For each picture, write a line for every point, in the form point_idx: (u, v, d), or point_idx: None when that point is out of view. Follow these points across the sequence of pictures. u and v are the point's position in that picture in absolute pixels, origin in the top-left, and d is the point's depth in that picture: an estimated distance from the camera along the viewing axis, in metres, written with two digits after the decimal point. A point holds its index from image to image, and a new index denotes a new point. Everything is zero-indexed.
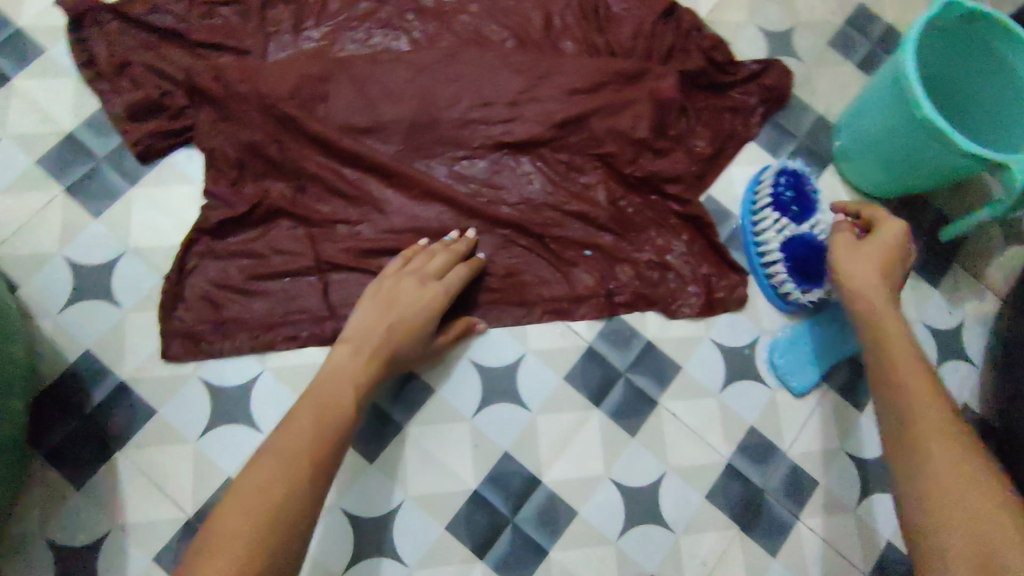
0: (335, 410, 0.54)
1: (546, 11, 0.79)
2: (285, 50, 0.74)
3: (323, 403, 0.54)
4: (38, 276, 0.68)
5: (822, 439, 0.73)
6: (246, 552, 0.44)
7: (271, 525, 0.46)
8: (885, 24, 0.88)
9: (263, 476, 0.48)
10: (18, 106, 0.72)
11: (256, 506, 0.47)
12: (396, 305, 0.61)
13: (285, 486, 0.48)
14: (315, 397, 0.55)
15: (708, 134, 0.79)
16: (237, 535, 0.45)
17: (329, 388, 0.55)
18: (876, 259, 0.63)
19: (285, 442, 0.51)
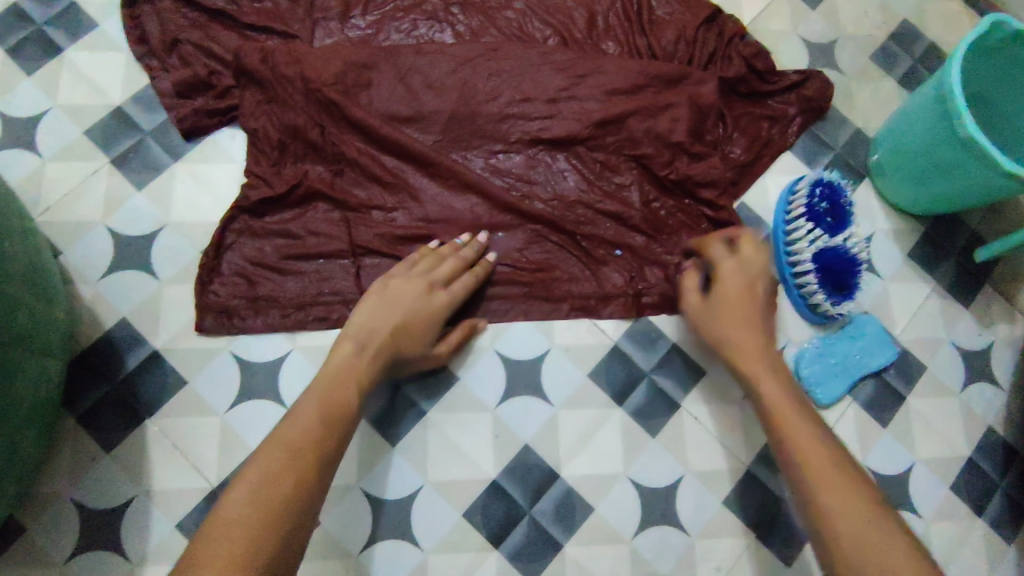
0: (339, 407, 0.54)
1: (590, 11, 0.79)
2: (332, 36, 0.75)
3: (330, 400, 0.54)
4: (80, 243, 0.70)
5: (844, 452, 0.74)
6: (248, 544, 0.43)
7: (281, 513, 0.46)
8: (928, 42, 0.88)
9: (271, 466, 0.48)
10: (70, 77, 0.74)
11: (263, 494, 0.46)
12: (398, 307, 0.62)
13: (292, 482, 0.47)
14: (323, 394, 0.54)
15: (745, 142, 0.79)
16: (247, 521, 0.44)
17: (330, 382, 0.56)
18: (734, 312, 0.64)
19: (293, 434, 0.50)
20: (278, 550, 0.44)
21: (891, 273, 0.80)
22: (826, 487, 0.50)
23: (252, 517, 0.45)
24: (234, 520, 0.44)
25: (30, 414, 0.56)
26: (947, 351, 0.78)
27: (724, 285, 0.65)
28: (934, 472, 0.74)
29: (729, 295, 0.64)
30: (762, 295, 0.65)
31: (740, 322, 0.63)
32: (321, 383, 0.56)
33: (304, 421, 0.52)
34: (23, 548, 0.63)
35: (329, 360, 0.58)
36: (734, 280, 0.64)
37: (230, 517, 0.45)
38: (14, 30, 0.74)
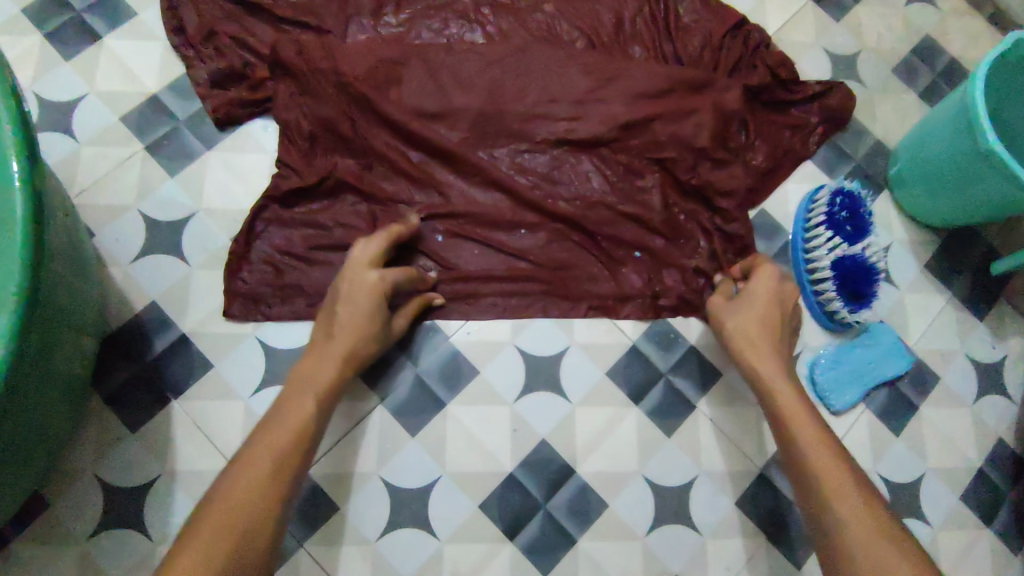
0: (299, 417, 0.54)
1: (618, 15, 0.81)
2: (364, 33, 0.76)
3: (287, 431, 0.53)
4: (113, 226, 0.71)
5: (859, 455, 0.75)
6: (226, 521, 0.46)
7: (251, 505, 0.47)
8: (949, 57, 0.89)
9: (229, 512, 0.46)
10: (106, 64, 0.76)
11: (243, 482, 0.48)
12: (352, 318, 0.61)
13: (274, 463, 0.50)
14: (279, 426, 0.53)
15: (766, 149, 0.80)
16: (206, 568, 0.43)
17: (289, 395, 0.56)
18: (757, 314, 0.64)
19: (271, 437, 0.52)
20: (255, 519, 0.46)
21: (907, 284, 0.81)
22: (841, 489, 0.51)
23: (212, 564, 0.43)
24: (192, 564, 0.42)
25: (65, 390, 0.57)
26: (960, 362, 0.79)
27: (755, 288, 0.65)
28: (945, 481, 0.75)
29: (757, 296, 0.65)
30: (787, 304, 0.65)
31: (757, 324, 0.63)
32: (277, 403, 0.56)
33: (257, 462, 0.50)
34: (47, 522, 0.64)
35: (293, 376, 0.58)
36: (763, 284, 0.65)
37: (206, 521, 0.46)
38: (55, 16, 0.76)
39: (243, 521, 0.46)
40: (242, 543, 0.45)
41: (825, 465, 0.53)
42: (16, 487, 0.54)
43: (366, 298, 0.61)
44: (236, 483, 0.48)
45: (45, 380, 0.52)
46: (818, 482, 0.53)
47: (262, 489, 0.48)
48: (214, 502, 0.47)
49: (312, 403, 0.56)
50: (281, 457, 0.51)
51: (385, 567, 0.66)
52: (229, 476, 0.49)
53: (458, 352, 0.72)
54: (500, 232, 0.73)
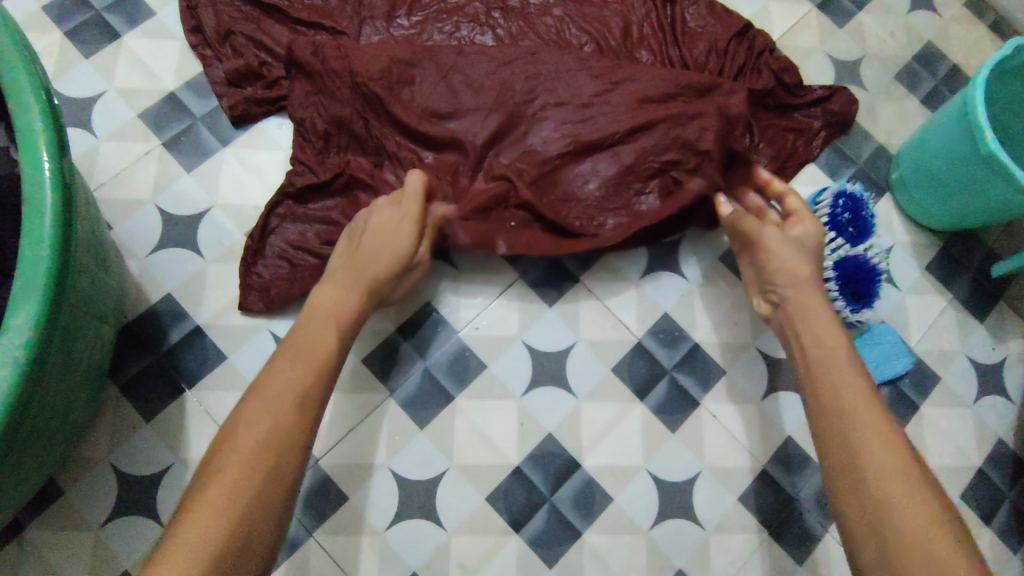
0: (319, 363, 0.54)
1: (625, 20, 0.82)
2: (378, 34, 0.78)
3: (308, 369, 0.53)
4: (130, 220, 0.73)
5: None
6: (235, 487, 0.45)
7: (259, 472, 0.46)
8: (950, 64, 0.91)
9: (247, 452, 0.47)
10: (125, 62, 0.77)
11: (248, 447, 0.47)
12: (383, 246, 0.62)
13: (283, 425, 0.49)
14: (280, 380, 0.51)
15: (770, 152, 0.81)
16: (224, 513, 0.43)
17: (310, 327, 0.57)
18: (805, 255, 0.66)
19: (271, 395, 0.50)
20: (261, 486, 0.46)
21: (909, 285, 0.82)
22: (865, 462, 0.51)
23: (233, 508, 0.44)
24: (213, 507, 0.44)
25: (84, 376, 0.58)
26: (961, 363, 0.80)
27: (800, 232, 0.67)
28: (945, 479, 0.76)
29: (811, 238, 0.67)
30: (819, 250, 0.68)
31: (802, 265, 0.65)
32: (297, 337, 0.56)
33: (276, 398, 0.50)
34: (62, 508, 0.65)
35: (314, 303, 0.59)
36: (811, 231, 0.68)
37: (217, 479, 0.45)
38: (75, 15, 0.78)
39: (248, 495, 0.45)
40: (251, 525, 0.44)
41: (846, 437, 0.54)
42: (36, 469, 0.55)
43: (399, 225, 0.63)
44: (250, 423, 0.48)
45: (68, 366, 0.53)
46: (831, 463, 0.53)
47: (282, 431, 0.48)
48: (228, 448, 0.47)
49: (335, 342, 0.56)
50: (297, 399, 0.50)
51: (393, 557, 0.67)
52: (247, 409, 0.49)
53: (467, 346, 0.73)
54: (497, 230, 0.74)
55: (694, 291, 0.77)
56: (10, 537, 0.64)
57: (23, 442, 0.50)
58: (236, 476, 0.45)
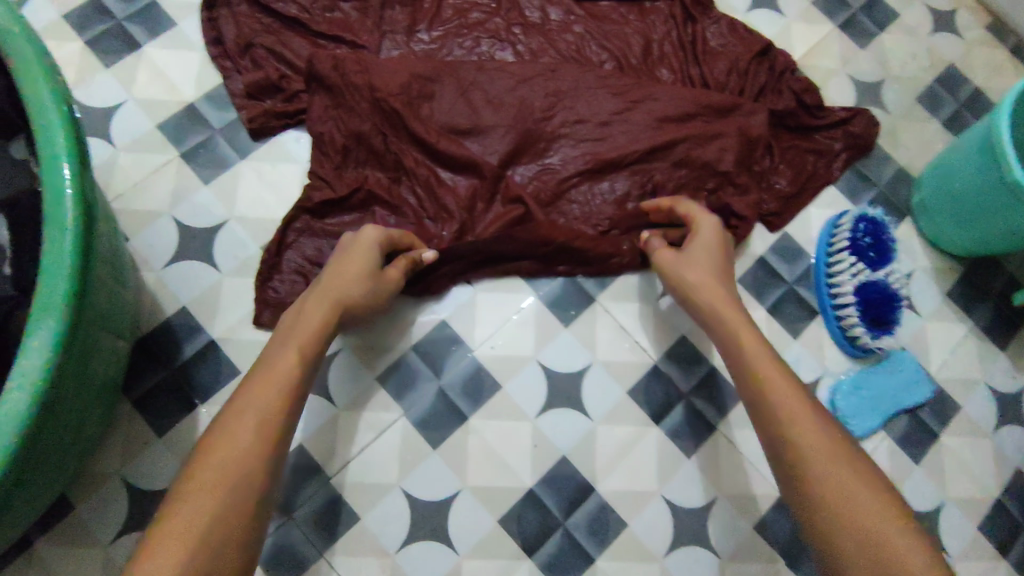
0: (279, 382, 0.51)
1: (646, 38, 0.82)
2: (398, 48, 0.78)
3: (272, 386, 0.51)
4: (146, 232, 0.72)
5: (898, 471, 0.75)
6: (190, 524, 0.42)
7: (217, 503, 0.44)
8: (973, 87, 0.90)
9: (217, 475, 0.45)
10: (145, 72, 0.77)
11: (208, 481, 0.45)
12: (347, 262, 0.60)
13: (239, 458, 0.47)
14: (245, 409, 0.49)
15: (790, 174, 0.80)
16: (190, 538, 0.42)
17: (274, 351, 0.54)
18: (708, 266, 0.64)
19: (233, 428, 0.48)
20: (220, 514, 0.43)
21: (929, 311, 0.81)
22: (813, 461, 0.50)
23: (201, 534, 0.42)
24: (180, 534, 0.42)
25: (99, 391, 0.57)
26: (981, 391, 0.79)
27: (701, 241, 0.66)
28: (963, 510, 0.75)
29: (709, 243, 0.66)
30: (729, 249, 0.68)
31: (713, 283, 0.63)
32: (260, 363, 0.54)
33: (242, 421, 0.49)
34: (73, 523, 0.64)
35: (281, 326, 0.57)
36: (708, 234, 0.66)
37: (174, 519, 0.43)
38: (96, 23, 0.78)
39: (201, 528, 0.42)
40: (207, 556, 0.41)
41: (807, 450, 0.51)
42: (48, 484, 0.55)
43: (363, 239, 0.61)
44: (225, 443, 0.47)
45: (83, 381, 0.53)
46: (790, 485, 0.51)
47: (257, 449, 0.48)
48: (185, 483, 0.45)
49: (297, 358, 0.53)
50: (270, 419, 0.49)
51: None
52: (212, 437, 0.48)
53: (481, 366, 0.72)
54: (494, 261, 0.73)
55: None
56: (18, 551, 0.63)
57: (37, 459, 0.49)
58: (190, 512, 0.43)
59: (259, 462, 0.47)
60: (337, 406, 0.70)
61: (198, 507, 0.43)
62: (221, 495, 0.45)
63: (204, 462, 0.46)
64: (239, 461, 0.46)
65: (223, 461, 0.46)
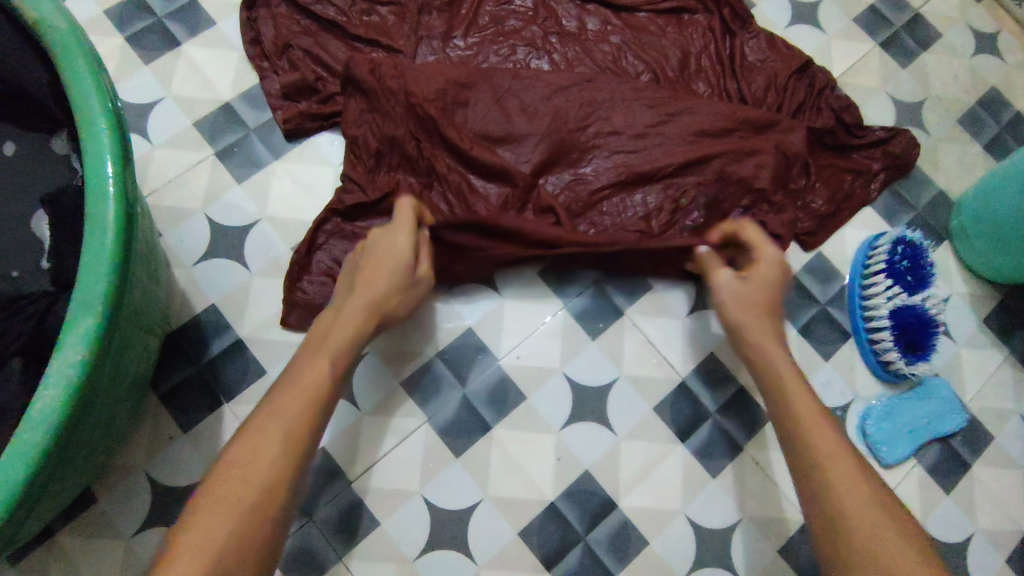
0: (310, 391, 0.49)
1: (684, 51, 0.81)
2: (434, 54, 0.77)
3: (301, 394, 0.48)
4: (178, 228, 0.73)
5: (928, 500, 0.73)
6: (215, 540, 0.40)
7: (241, 517, 0.42)
8: (1015, 110, 0.88)
9: (240, 484, 0.43)
10: (182, 70, 0.78)
11: (233, 490, 0.43)
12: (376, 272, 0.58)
13: (269, 468, 0.44)
14: (277, 410, 0.47)
15: (826, 193, 0.79)
16: (208, 555, 0.40)
17: (301, 361, 0.52)
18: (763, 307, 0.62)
19: (262, 435, 0.46)
20: (244, 528, 0.42)
21: (965, 338, 0.79)
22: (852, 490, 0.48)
23: (219, 549, 0.40)
24: (196, 550, 0.39)
25: (130, 387, 0.58)
26: (1015, 422, 0.77)
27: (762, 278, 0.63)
28: (995, 544, 0.73)
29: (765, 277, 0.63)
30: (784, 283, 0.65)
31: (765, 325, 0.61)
32: (290, 369, 0.51)
33: (268, 428, 0.46)
34: (96, 515, 0.65)
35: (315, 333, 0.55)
36: (767, 278, 0.63)
37: (195, 530, 0.40)
38: (136, 20, 0.79)
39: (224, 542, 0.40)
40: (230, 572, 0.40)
41: (843, 484, 0.48)
42: (74, 478, 0.55)
43: (392, 247, 0.59)
44: (254, 448, 0.45)
45: (115, 376, 0.53)
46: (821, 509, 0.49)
47: (283, 458, 0.45)
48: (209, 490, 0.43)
49: (330, 369, 0.51)
50: (299, 427, 0.47)
51: None
52: (236, 440, 0.46)
53: (507, 376, 0.72)
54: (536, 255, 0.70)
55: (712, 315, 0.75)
56: (39, 543, 0.63)
57: (68, 452, 0.50)
58: (213, 521, 0.41)
59: (287, 477, 0.45)
60: (362, 410, 0.69)
61: (223, 518, 0.41)
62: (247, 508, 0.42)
63: (226, 470, 0.44)
64: (261, 475, 0.44)
65: (248, 470, 0.44)
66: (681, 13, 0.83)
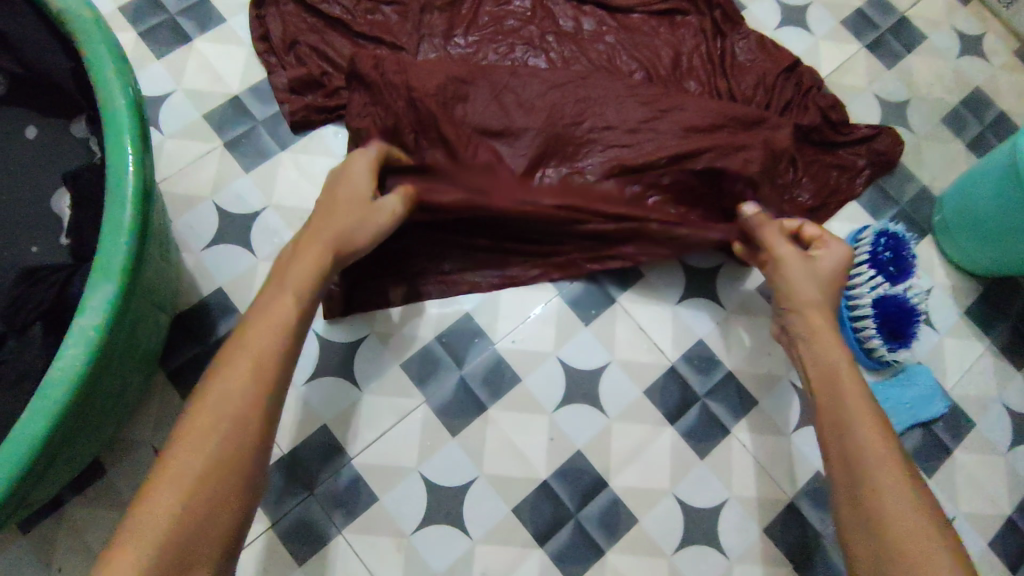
0: (275, 318, 0.51)
1: (676, 50, 0.84)
2: (435, 51, 0.81)
3: (269, 325, 0.50)
4: (188, 215, 0.76)
5: None
6: (196, 462, 0.44)
7: (218, 439, 0.45)
8: (998, 110, 0.91)
9: (213, 422, 0.45)
10: (193, 65, 0.81)
11: (209, 416, 0.46)
12: (343, 210, 0.59)
13: (239, 392, 0.47)
14: (247, 339, 0.49)
15: (813, 188, 0.82)
16: (190, 477, 0.43)
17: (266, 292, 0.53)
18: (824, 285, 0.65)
19: (232, 364, 0.48)
20: (225, 447, 0.45)
21: (947, 328, 0.82)
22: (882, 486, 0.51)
23: (199, 469, 0.44)
24: (175, 484, 0.43)
25: (140, 359, 0.60)
26: (996, 410, 0.79)
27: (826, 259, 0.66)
28: (975, 526, 0.75)
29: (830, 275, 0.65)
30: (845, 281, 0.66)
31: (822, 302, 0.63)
32: (256, 299, 0.52)
33: (236, 367, 0.48)
34: (105, 487, 0.67)
35: (277, 266, 0.56)
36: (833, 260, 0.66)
37: (177, 454, 0.44)
38: (150, 17, 0.82)
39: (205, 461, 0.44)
40: (214, 490, 0.44)
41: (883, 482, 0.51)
42: (88, 444, 0.57)
43: (354, 180, 0.61)
44: (227, 374, 0.47)
45: (130, 347, 0.56)
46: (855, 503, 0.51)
47: (256, 396, 0.47)
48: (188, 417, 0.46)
49: (295, 299, 0.52)
50: (270, 355, 0.49)
51: (418, 561, 0.68)
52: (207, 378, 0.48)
53: (502, 359, 0.74)
54: (525, 221, 0.73)
55: (702, 303, 0.78)
56: (49, 512, 0.66)
57: (85, 418, 0.52)
58: (193, 447, 0.44)
59: (263, 397, 0.47)
60: (362, 390, 0.72)
61: (203, 442, 0.45)
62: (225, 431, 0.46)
63: (198, 410, 0.46)
64: (235, 399, 0.46)
65: (221, 396, 0.46)
66: (673, 14, 0.86)
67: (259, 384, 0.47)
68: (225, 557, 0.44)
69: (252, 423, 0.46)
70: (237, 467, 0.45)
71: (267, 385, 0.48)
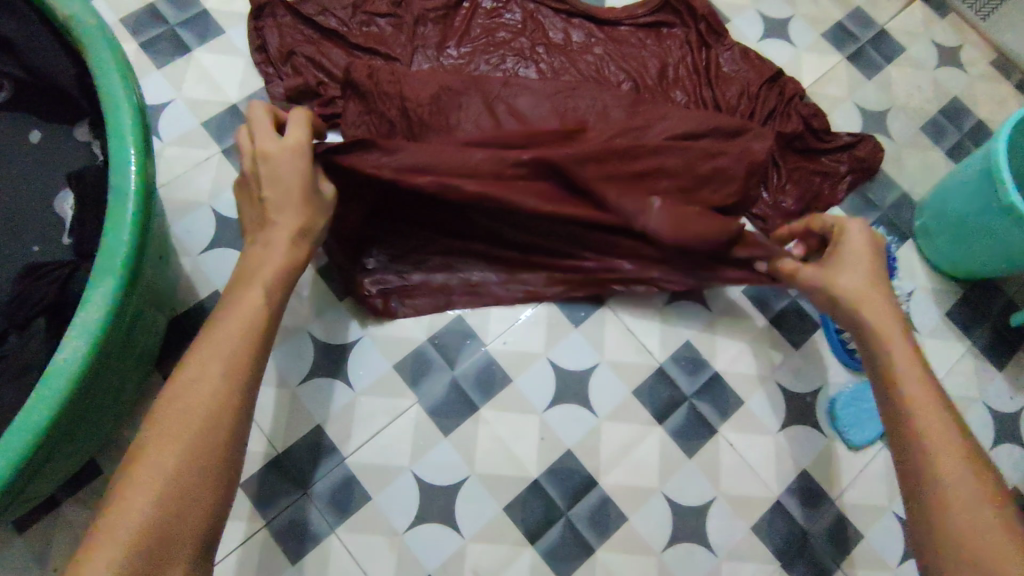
0: (248, 313, 0.50)
1: (662, 62, 0.87)
2: (428, 62, 0.83)
3: (240, 322, 0.49)
4: (186, 220, 0.77)
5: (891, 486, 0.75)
6: (168, 456, 0.43)
7: (193, 433, 0.44)
8: (976, 119, 0.94)
9: (182, 421, 0.45)
10: (192, 74, 0.83)
11: (182, 409, 0.45)
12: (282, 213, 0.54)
13: (212, 387, 0.46)
14: (221, 334, 0.48)
15: (796, 193, 0.84)
16: (163, 469, 0.43)
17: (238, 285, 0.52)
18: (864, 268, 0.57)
19: (206, 359, 0.47)
20: (198, 441, 0.44)
21: (928, 330, 0.83)
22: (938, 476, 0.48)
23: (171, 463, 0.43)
24: (146, 483, 0.42)
25: (136, 362, 0.61)
26: (978, 410, 0.81)
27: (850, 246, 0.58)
28: None
29: (860, 250, 0.58)
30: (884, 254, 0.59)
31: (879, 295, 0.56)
32: (227, 296, 0.51)
33: (207, 362, 0.47)
34: (101, 487, 0.68)
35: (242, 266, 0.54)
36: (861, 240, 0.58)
37: (151, 448, 0.44)
38: (150, 29, 0.84)
39: (176, 455, 0.44)
40: (185, 482, 0.43)
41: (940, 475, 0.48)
42: (85, 441, 0.58)
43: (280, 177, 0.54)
44: (201, 368, 0.47)
45: (128, 345, 0.57)
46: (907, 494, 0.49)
47: (227, 392, 0.46)
48: (162, 412, 0.45)
49: (264, 289, 0.51)
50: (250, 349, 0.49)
51: (411, 560, 0.69)
52: (174, 377, 0.47)
53: (494, 360, 0.76)
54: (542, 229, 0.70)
55: (691, 306, 0.79)
56: (44, 512, 0.67)
57: (84, 412, 0.54)
58: (166, 441, 0.44)
59: (236, 394, 0.47)
60: (356, 391, 0.73)
61: (177, 436, 0.44)
62: (197, 425, 0.45)
63: (167, 408, 0.45)
64: (206, 394, 0.46)
65: (194, 391, 0.46)
66: (659, 27, 0.89)
67: (237, 380, 0.47)
68: (199, 555, 0.43)
69: (224, 417, 0.46)
70: (210, 460, 0.44)
71: (239, 380, 0.47)
